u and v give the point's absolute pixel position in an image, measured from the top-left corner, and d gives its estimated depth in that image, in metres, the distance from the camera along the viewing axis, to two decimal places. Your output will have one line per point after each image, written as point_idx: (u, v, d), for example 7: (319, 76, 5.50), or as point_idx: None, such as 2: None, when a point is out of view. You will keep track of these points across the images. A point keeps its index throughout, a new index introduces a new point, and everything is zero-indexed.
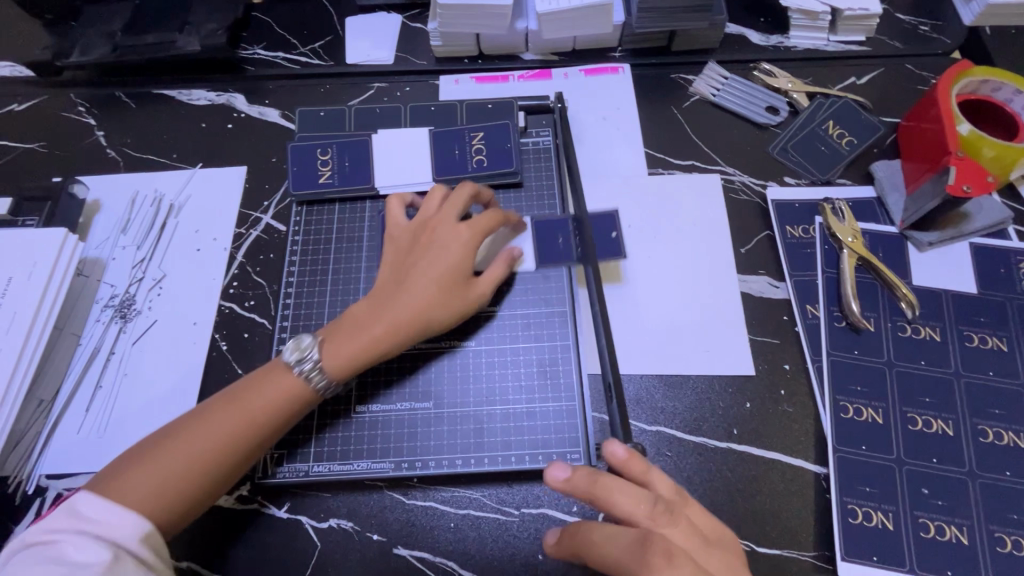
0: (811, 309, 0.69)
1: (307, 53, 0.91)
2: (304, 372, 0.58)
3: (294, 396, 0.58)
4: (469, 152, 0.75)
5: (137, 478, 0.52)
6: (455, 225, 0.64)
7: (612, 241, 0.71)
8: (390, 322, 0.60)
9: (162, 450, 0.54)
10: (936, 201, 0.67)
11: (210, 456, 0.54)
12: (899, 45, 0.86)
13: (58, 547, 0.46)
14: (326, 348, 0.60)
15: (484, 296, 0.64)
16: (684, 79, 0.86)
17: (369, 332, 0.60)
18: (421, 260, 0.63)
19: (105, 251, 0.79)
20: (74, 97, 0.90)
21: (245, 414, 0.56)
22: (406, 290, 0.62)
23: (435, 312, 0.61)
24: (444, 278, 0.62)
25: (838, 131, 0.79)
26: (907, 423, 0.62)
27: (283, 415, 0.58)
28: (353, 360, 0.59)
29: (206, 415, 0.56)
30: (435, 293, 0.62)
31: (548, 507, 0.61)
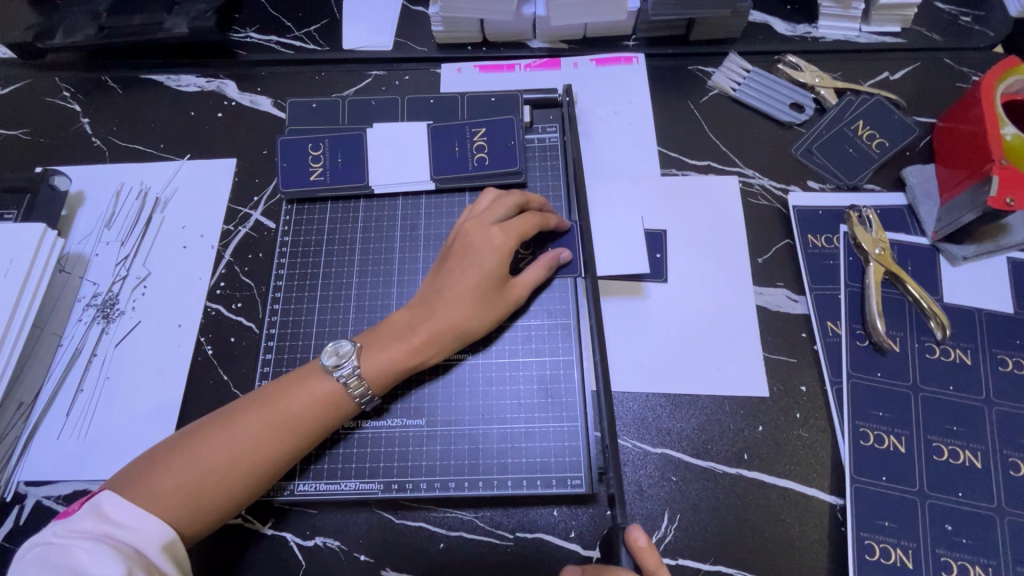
0: (832, 327, 0.64)
1: (301, 36, 0.86)
2: (342, 378, 0.57)
3: (324, 408, 0.56)
4: (471, 149, 0.70)
5: (165, 483, 0.51)
6: (489, 230, 0.61)
7: (657, 262, 0.69)
8: (429, 332, 0.59)
9: (189, 456, 0.52)
10: (973, 214, 0.62)
11: (235, 467, 0.53)
12: (936, 37, 0.80)
13: (72, 553, 0.45)
14: (364, 355, 0.58)
15: (521, 302, 0.62)
16: (703, 71, 0.80)
17: (407, 343, 0.59)
18: (458, 268, 0.60)
19: (89, 246, 0.75)
20: (59, 82, 0.86)
21: (274, 424, 0.54)
22: (442, 300, 0.60)
23: (474, 322, 0.60)
24: (483, 286, 0.60)
25: (867, 132, 0.74)
26: (931, 454, 0.58)
27: (314, 426, 0.56)
28: (389, 372, 0.58)
29: (235, 420, 0.54)
30: (474, 302, 0.60)
31: (545, 532, 0.58)
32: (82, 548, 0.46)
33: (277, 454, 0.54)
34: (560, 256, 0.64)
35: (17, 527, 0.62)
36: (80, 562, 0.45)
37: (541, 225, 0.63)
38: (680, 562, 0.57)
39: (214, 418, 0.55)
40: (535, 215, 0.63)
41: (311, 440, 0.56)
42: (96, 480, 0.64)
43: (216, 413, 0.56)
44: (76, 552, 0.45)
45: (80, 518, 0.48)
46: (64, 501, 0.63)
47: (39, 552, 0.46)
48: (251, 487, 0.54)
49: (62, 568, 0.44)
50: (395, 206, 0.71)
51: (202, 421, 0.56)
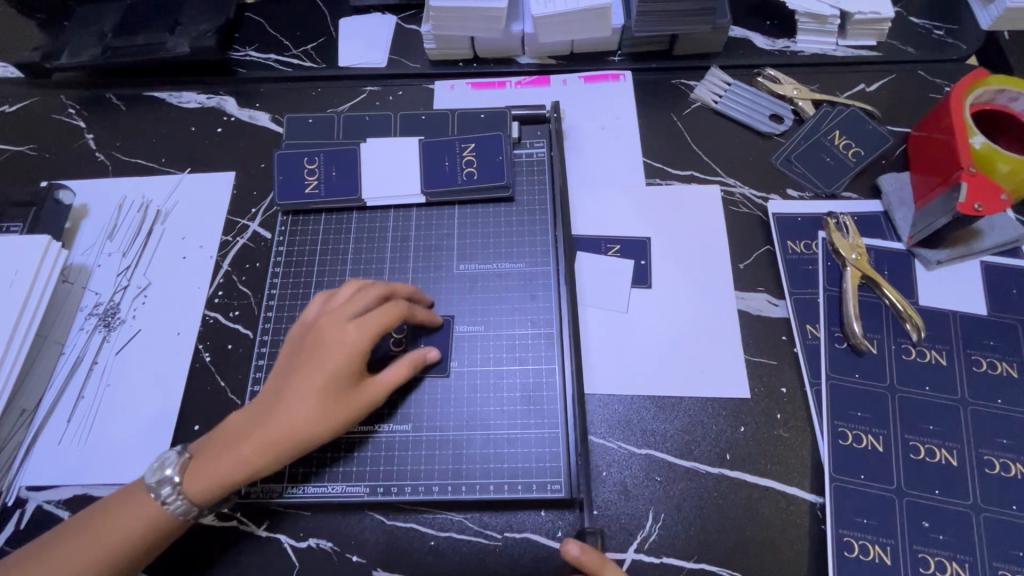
0: (811, 329, 0.66)
1: (299, 55, 0.89)
2: (162, 496, 0.54)
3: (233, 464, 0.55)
4: (460, 163, 0.73)
5: (87, 541, 0.53)
6: (343, 325, 0.59)
7: (641, 268, 0.71)
8: (262, 442, 0.55)
9: (110, 514, 0.54)
10: (946, 218, 0.64)
11: (118, 548, 0.53)
12: (912, 50, 0.83)
13: None
14: (195, 463, 0.55)
15: (378, 402, 0.58)
16: (686, 85, 0.83)
17: (237, 453, 0.55)
18: (309, 364, 0.58)
19: (91, 257, 0.78)
20: (65, 99, 0.89)
21: (158, 500, 0.55)
22: (287, 401, 0.56)
23: (315, 428, 0.56)
24: (329, 388, 0.56)
25: (844, 142, 0.76)
26: (908, 453, 0.60)
27: (210, 495, 0.55)
28: (212, 486, 0.55)
29: (162, 472, 0.55)
30: (314, 411, 0.55)
31: (531, 531, 0.60)
32: None
33: (168, 513, 0.54)
34: (428, 355, 0.63)
35: (18, 531, 0.64)
36: None
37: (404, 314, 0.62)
38: (664, 561, 0.58)
39: (108, 499, 0.56)
40: (400, 305, 0.62)
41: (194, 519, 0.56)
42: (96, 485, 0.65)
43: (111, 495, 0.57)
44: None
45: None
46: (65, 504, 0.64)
47: None
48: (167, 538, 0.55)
49: None
50: (387, 218, 0.74)
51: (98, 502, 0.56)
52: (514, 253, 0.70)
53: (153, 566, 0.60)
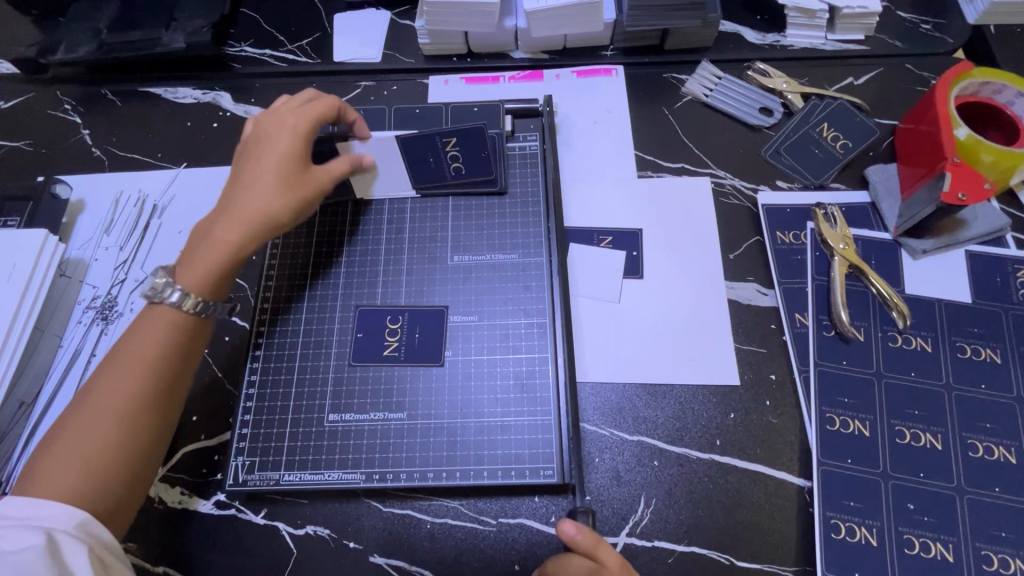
0: (800, 318, 0.67)
1: (294, 50, 0.90)
2: (169, 301, 0.57)
3: (166, 333, 0.57)
4: (445, 159, 0.70)
5: (53, 469, 0.50)
6: (287, 116, 0.65)
7: (632, 259, 0.72)
8: (234, 222, 0.60)
9: (63, 441, 0.52)
10: (930, 208, 0.65)
11: (118, 418, 0.53)
12: (899, 44, 0.84)
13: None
14: (187, 265, 0.60)
15: (327, 186, 0.64)
16: (677, 79, 0.84)
17: (211, 245, 0.60)
18: (250, 177, 0.62)
19: (89, 252, 0.78)
20: (61, 95, 0.90)
21: (137, 364, 0.55)
22: (248, 193, 0.61)
23: (281, 202, 0.61)
24: (285, 167, 0.62)
25: (832, 134, 0.77)
26: (894, 437, 0.61)
27: (205, 281, 0.59)
28: (207, 270, 0.59)
29: (91, 388, 0.54)
30: (275, 183, 0.61)
31: (525, 516, 0.61)
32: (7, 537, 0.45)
33: (184, 313, 0.58)
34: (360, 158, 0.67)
35: None
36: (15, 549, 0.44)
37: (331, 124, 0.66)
38: (655, 544, 0.59)
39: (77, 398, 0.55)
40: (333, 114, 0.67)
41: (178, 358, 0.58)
42: None
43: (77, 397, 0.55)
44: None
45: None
46: None
47: None
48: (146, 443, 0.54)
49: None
50: (382, 211, 0.74)
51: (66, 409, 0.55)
52: (507, 244, 0.71)
53: (153, 555, 0.61)
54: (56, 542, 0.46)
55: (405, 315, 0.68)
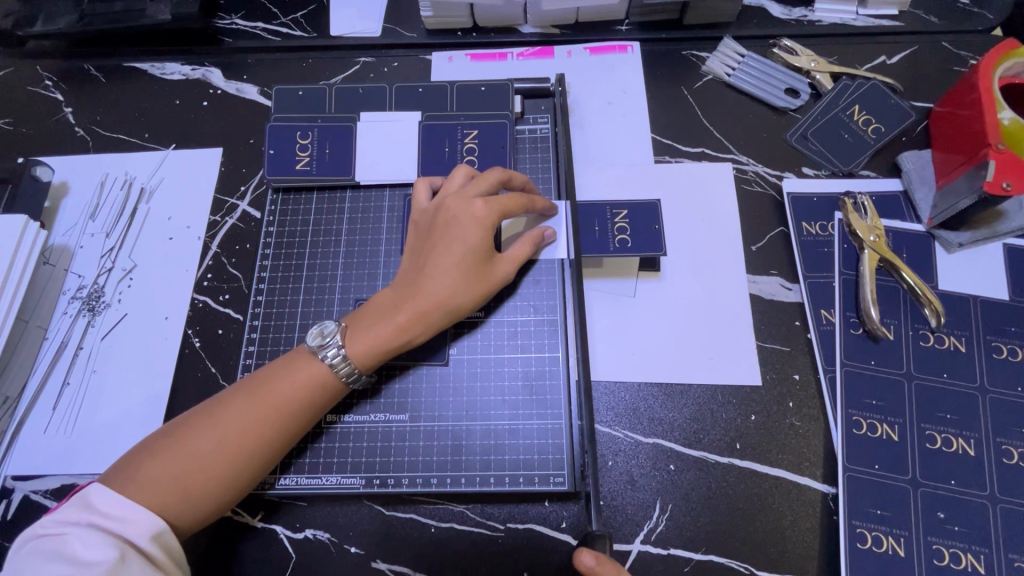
0: (826, 315, 0.64)
1: (288, 23, 0.84)
2: (327, 360, 0.56)
3: (314, 388, 0.55)
4: (461, 150, 0.69)
5: (155, 474, 0.50)
6: (471, 201, 0.59)
7: (655, 235, 0.65)
8: (417, 309, 0.57)
9: (178, 447, 0.51)
10: (970, 200, 0.61)
11: (224, 458, 0.51)
12: (935, 20, 0.78)
13: (66, 541, 0.45)
14: (349, 335, 0.57)
15: (509, 278, 0.60)
16: (697, 57, 0.78)
17: (389, 324, 0.57)
18: (438, 260, 0.58)
19: (74, 238, 0.74)
20: (41, 71, 0.84)
21: (264, 406, 0.53)
22: (428, 276, 0.58)
23: (462, 298, 0.58)
24: (467, 259, 0.58)
25: (862, 117, 0.72)
26: (924, 442, 0.58)
27: (371, 361, 0.57)
28: (376, 349, 0.57)
29: (220, 408, 0.53)
30: (455, 276, 0.57)
31: (535, 522, 0.58)
32: (76, 537, 0.45)
33: (339, 379, 0.56)
34: (546, 232, 0.62)
35: (5, 522, 0.62)
36: (73, 549, 0.45)
37: (527, 204, 0.61)
38: (671, 552, 0.56)
39: (203, 407, 0.54)
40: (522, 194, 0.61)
41: (299, 425, 0.55)
42: (84, 475, 0.63)
43: (208, 400, 0.55)
44: (70, 540, 0.45)
45: (66, 509, 0.48)
46: (54, 495, 0.62)
47: (33, 546, 0.46)
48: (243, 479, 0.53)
49: (55, 556, 0.44)
50: (381, 197, 0.70)
51: (195, 409, 0.55)
52: None
53: None
54: (124, 557, 0.45)
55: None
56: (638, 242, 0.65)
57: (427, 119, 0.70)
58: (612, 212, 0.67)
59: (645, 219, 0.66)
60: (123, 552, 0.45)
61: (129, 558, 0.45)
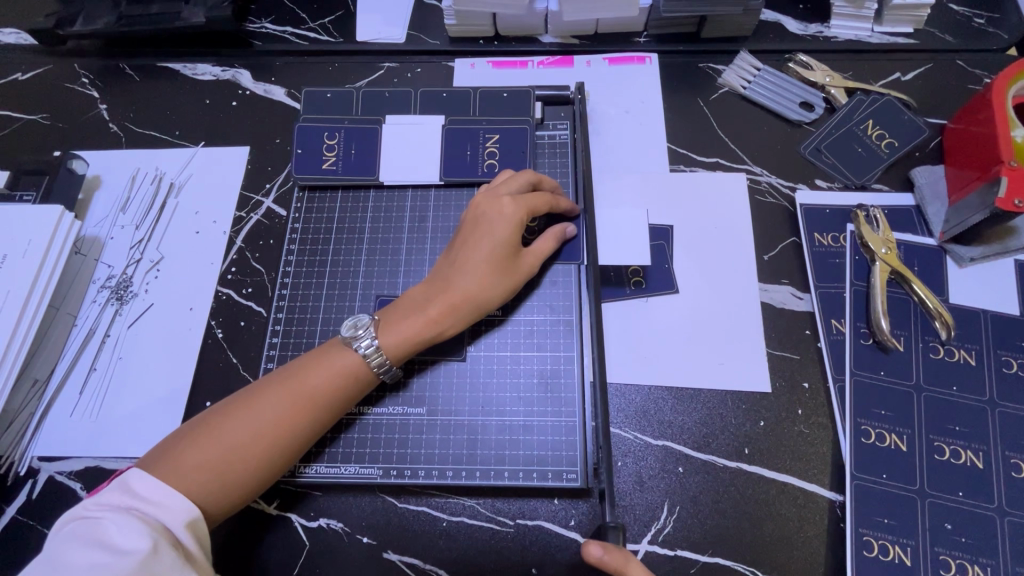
0: (836, 325, 0.65)
1: (316, 28, 0.87)
2: (361, 350, 0.58)
3: (350, 379, 0.57)
4: (482, 154, 0.71)
5: (196, 461, 0.51)
6: (500, 200, 0.62)
7: (666, 274, 0.68)
8: (448, 302, 0.59)
9: (214, 435, 0.52)
10: (981, 215, 0.62)
11: (260, 445, 0.53)
12: (950, 38, 0.79)
13: (103, 527, 0.45)
14: (382, 328, 0.59)
15: (534, 271, 0.63)
16: (713, 69, 0.80)
17: (421, 316, 0.59)
18: (471, 257, 0.60)
19: (104, 230, 0.77)
20: (79, 68, 0.88)
21: (298, 396, 0.55)
22: (459, 272, 0.60)
23: (490, 293, 0.60)
24: (495, 255, 0.60)
25: (876, 132, 0.74)
26: (933, 453, 0.58)
27: (404, 351, 0.58)
28: (408, 341, 0.58)
29: (256, 399, 0.55)
30: (487, 270, 0.60)
31: (544, 519, 0.59)
32: (113, 522, 0.45)
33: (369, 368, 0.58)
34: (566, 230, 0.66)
35: (30, 501, 0.64)
36: (109, 535, 0.45)
37: (552, 204, 0.64)
38: (678, 553, 0.57)
39: (238, 397, 0.55)
40: (547, 194, 0.64)
41: (332, 415, 0.57)
42: (107, 458, 0.65)
43: (243, 390, 0.57)
44: (106, 525, 0.45)
45: (108, 493, 0.48)
46: (77, 476, 0.64)
47: (71, 528, 0.46)
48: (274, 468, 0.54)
49: (91, 542, 0.44)
50: (405, 196, 0.72)
51: (229, 398, 0.56)
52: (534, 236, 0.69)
53: None
54: (156, 547, 0.44)
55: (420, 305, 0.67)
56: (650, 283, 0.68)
57: (450, 122, 0.73)
58: None
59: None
60: (156, 542, 0.45)
61: (162, 549, 0.45)
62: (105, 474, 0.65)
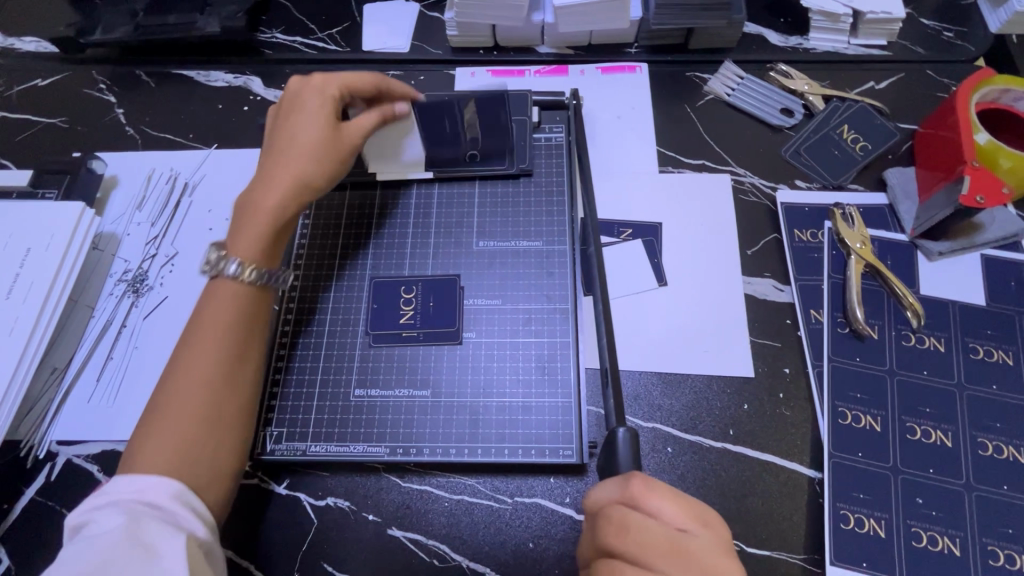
0: (815, 314, 0.69)
1: (324, 38, 0.92)
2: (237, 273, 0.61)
3: (238, 301, 0.61)
4: (462, 127, 0.72)
5: (156, 448, 0.53)
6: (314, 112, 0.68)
7: (655, 266, 0.72)
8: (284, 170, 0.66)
9: (162, 419, 0.55)
10: (947, 211, 0.67)
11: (201, 410, 0.56)
12: (921, 50, 0.85)
13: (90, 526, 0.48)
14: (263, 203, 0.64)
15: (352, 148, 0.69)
16: (700, 77, 0.85)
17: (246, 231, 0.63)
18: (289, 156, 0.66)
19: (121, 226, 0.80)
20: (96, 75, 0.92)
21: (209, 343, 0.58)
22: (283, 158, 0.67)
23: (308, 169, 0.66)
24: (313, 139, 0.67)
25: (852, 136, 0.79)
26: (905, 433, 0.62)
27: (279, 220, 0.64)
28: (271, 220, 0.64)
29: (173, 370, 0.57)
30: (308, 152, 0.66)
31: (541, 497, 0.62)
32: (98, 520, 0.49)
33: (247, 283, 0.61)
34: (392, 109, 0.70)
35: (49, 483, 0.66)
36: (99, 527, 0.48)
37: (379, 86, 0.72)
38: None
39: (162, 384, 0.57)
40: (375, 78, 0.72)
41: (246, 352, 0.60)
42: (124, 442, 0.68)
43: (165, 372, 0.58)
44: (90, 522, 0.49)
45: (89, 501, 0.51)
46: (95, 459, 0.67)
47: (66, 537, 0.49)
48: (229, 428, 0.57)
49: (83, 539, 0.47)
50: (409, 194, 0.76)
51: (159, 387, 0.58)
52: (532, 232, 0.73)
53: None
54: (141, 520, 0.48)
55: (419, 286, 0.70)
56: (638, 276, 0.72)
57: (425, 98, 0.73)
58: (618, 230, 0.75)
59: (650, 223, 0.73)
60: (139, 521, 0.48)
61: (147, 524, 0.48)
62: (121, 457, 0.68)
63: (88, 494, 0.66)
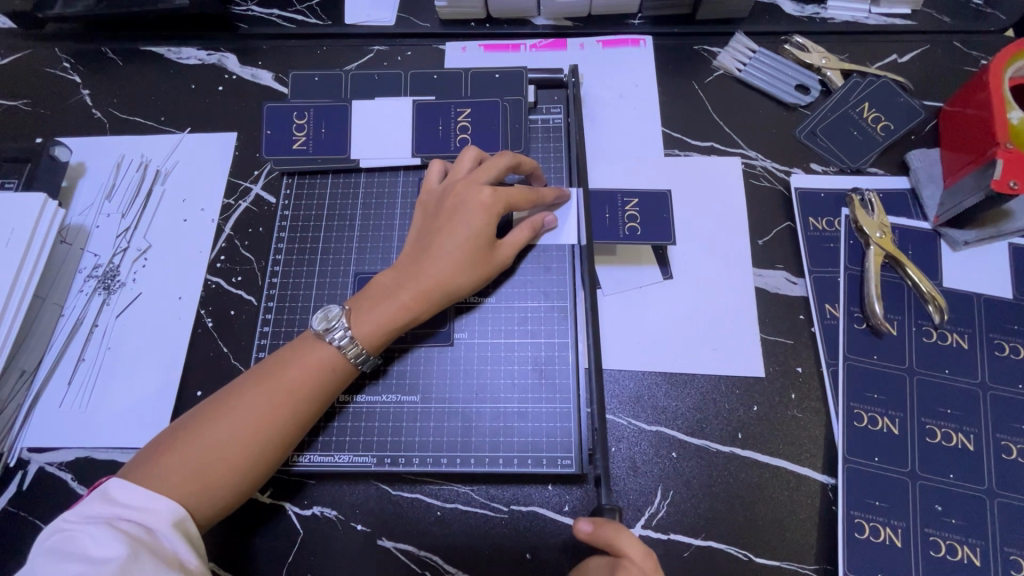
0: (830, 309, 0.64)
1: (303, 10, 0.85)
2: (336, 342, 0.56)
3: (326, 372, 0.56)
4: (454, 128, 0.69)
5: (176, 464, 0.50)
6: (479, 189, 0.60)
7: (663, 223, 0.65)
8: (418, 291, 0.58)
9: (197, 438, 0.52)
10: (976, 198, 0.62)
11: (234, 451, 0.52)
12: (947, 19, 0.78)
13: (77, 540, 0.44)
14: (353, 318, 0.58)
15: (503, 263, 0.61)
16: (709, 51, 0.79)
17: (398, 300, 0.58)
18: (452, 221, 0.59)
19: (90, 218, 0.75)
20: (59, 53, 0.86)
21: (276, 392, 0.54)
22: (431, 253, 0.59)
23: (460, 282, 0.59)
24: (468, 249, 0.59)
25: (872, 115, 0.73)
26: (924, 436, 0.58)
27: (379, 339, 0.58)
28: (382, 328, 0.57)
29: (231, 403, 0.53)
30: (461, 245, 0.59)
31: (538, 505, 0.59)
32: (87, 533, 0.45)
33: (344, 357, 0.56)
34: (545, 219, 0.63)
35: (20, 492, 0.63)
36: (86, 544, 0.44)
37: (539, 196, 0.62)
38: (671, 537, 0.57)
39: (213, 401, 0.54)
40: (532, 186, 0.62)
41: (306, 417, 0.55)
42: (98, 449, 0.64)
43: (223, 389, 0.56)
44: (80, 536, 0.45)
45: (86, 504, 0.48)
46: (68, 468, 0.64)
47: (50, 541, 0.45)
48: (251, 476, 0.53)
49: (69, 555, 0.44)
50: (396, 180, 0.72)
51: (211, 400, 0.55)
52: None
53: None
54: (136, 553, 0.44)
55: None
56: (647, 231, 0.65)
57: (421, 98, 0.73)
58: (623, 200, 0.67)
59: (655, 208, 0.66)
60: (135, 548, 0.44)
61: (142, 553, 0.44)
62: (96, 465, 0.64)
63: (62, 504, 0.62)
